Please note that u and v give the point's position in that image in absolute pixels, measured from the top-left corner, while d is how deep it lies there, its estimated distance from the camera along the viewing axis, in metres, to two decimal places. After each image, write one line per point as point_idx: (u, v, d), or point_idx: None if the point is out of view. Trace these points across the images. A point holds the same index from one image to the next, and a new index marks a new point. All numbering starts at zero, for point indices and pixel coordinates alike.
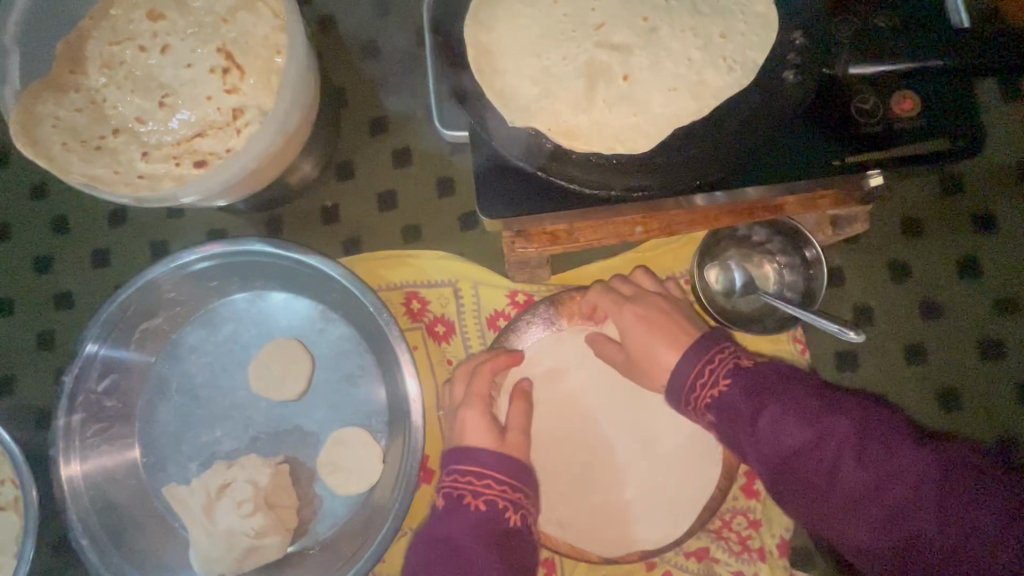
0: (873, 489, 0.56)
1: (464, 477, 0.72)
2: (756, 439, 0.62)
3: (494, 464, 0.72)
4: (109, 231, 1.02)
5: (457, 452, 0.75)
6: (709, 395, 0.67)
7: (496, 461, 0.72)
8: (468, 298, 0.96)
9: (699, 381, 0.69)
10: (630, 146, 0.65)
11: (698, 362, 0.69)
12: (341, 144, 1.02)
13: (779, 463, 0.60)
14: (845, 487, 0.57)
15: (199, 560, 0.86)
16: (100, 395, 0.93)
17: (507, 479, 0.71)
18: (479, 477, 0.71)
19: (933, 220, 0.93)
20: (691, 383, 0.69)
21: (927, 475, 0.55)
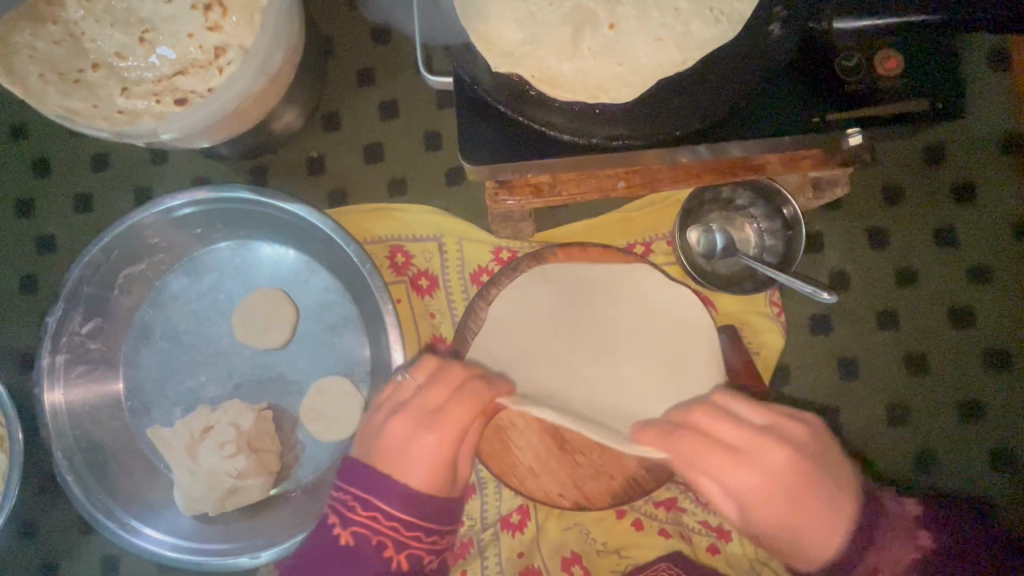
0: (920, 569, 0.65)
1: (376, 514, 0.69)
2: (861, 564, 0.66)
3: (415, 509, 0.69)
4: (91, 175, 1.01)
5: (373, 478, 0.70)
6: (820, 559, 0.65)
7: (406, 504, 0.69)
8: (452, 254, 0.97)
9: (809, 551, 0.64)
10: (613, 96, 0.65)
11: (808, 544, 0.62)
12: (328, 94, 1.01)
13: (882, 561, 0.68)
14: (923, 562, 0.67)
15: (182, 499, 0.89)
16: (84, 338, 0.93)
17: (426, 528, 0.70)
18: (387, 518, 0.69)
19: (914, 189, 0.94)
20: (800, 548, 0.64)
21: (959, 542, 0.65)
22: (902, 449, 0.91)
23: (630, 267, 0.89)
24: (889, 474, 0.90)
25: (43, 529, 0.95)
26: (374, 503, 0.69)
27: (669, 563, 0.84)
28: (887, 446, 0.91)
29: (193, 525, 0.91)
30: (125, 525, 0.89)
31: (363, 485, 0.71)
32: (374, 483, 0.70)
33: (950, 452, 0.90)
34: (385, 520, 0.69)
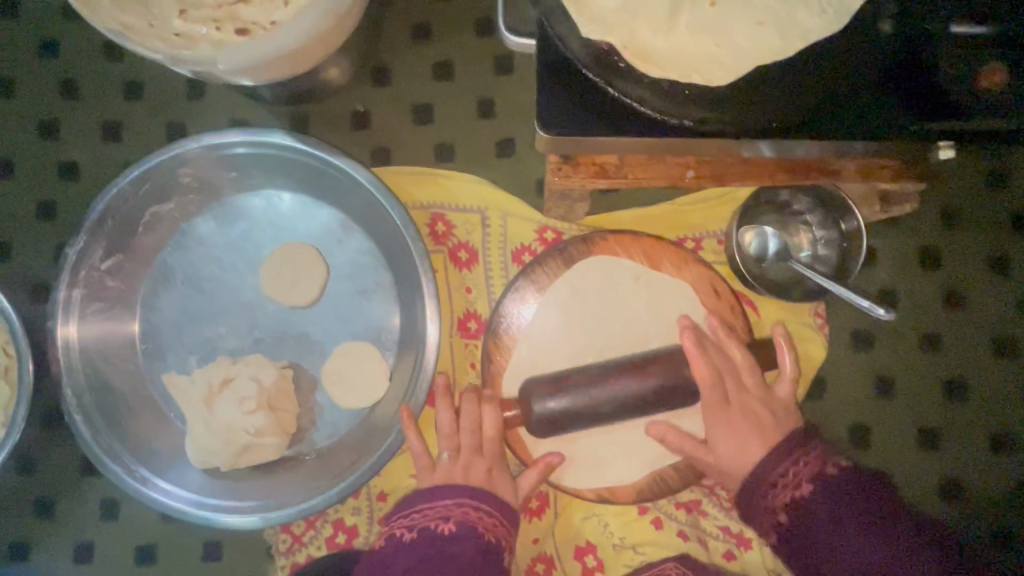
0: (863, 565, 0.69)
1: (431, 511, 0.74)
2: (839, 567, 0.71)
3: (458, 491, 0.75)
4: (122, 105, 0.96)
5: (422, 498, 0.76)
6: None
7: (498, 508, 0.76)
8: (495, 228, 0.93)
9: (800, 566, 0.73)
10: (707, 77, 0.61)
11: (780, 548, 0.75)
12: (382, 48, 0.97)
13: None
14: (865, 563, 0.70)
15: (194, 450, 0.86)
16: (103, 273, 0.90)
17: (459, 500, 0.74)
18: (460, 505, 0.74)
19: (974, 213, 0.92)
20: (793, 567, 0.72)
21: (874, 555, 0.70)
22: (932, 475, 0.90)
23: (680, 261, 0.86)
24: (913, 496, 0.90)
25: (43, 466, 0.92)
26: (442, 502, 0.75)
27: (676, 563, 0.82)
28: (916, 470, 0.90)
29: (202, 479, 0.88)
30: (132, 471, 0.85)
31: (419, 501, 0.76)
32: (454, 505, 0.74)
33: (977, 482, 0.90)
34: (455, 510, 0.74)
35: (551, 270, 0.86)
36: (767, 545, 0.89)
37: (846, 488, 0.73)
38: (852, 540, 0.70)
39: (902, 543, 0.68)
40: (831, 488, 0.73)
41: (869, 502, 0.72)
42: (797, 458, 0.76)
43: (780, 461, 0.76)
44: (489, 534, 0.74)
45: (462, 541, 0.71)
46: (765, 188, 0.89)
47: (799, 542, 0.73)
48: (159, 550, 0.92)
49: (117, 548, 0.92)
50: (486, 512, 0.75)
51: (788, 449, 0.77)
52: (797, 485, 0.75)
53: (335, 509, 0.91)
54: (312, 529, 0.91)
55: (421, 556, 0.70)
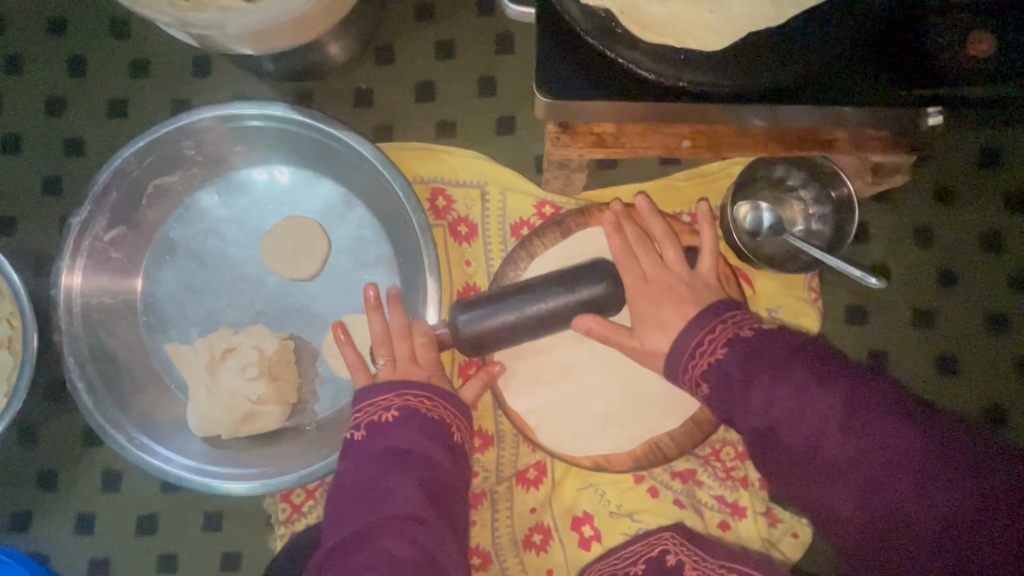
0: (843, 465, 0.55)
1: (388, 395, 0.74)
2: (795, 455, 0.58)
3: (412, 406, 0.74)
4: (128, 80, 0.97)
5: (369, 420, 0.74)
6: (752, 422, 0.62)
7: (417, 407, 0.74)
8: (495, 203, 0.95)
9: (703, 352, 0.66)
10: (702, 43, 0.62)
11: (700, 332, 0.67)
12: (383, 26, 0.98)
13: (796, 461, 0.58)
14: (830, 454, 0.56)
15: (196, 418, 0.86)
16: (107, 245, 0.91)
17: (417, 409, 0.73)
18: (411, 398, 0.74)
19: (966, 189, 0.94)
20: (693, 355, 0.67)
21: (904, 448, 0.53)
22: None
23: (677, 233, 0.87)
24: None
25: (45, 436, 0.93)
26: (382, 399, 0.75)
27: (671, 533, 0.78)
28: None
29: (203, 448, 0.89)
30: (134, 439, 0.86)
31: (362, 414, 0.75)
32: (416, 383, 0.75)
33: None
34: (398, 398, 0.74)
35: (549, 244, 0.87)
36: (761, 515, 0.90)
37: (759, 352, 0.63)
38: (828, 437, 0.56)
39: (937, 441, 0.53)
40: (766, 353, 0.62)
41: (882, 412, 0.55)
42: (716, 324, 0.67)
43: (690, 335, 0.68)
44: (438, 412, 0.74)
45: (408, 420, 0.72)
46: (760, 163, 0.90)
47: (721, 381, 0.64)
48: (160, 521, 0.93)
49: (118, 518, 0.92)
50: (435, 399, 0.75)
51: (700, 320, 0.69)
52: (715, 355, 0.65)
53: (335, 480, 0.92)
54: (312, 499, 0.92)
55: (395, 433, 0.71)
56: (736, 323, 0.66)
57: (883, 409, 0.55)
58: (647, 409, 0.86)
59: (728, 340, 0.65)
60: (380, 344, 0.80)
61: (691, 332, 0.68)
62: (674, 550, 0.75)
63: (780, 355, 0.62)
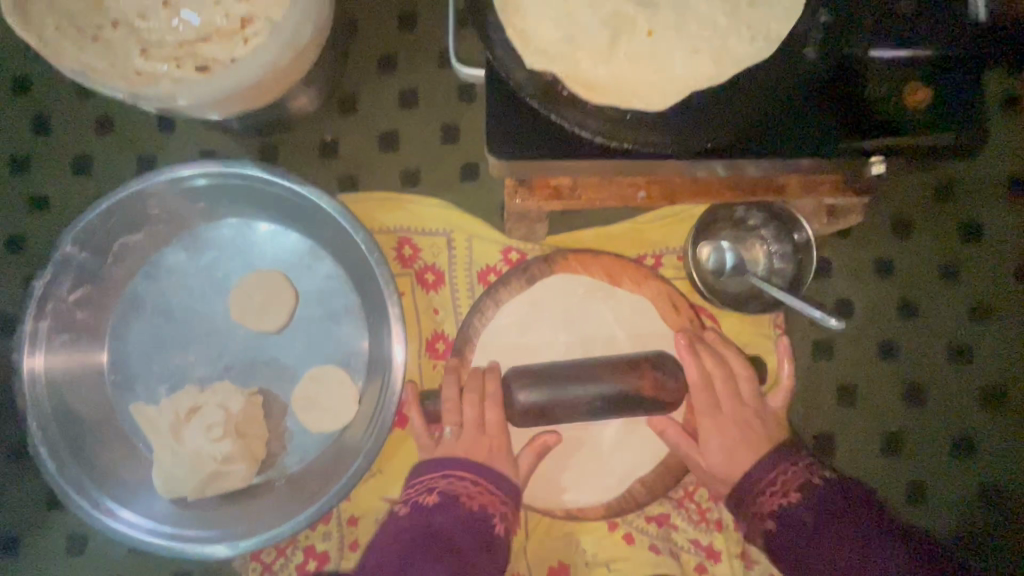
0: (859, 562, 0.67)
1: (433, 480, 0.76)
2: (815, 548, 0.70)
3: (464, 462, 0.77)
4: (93, 138, 0.98)
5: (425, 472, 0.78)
6: (776, 505, 0.74)
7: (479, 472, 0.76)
8: (461, 250, 0.95)
9: (768, 488, 0.75)
10: (646, 103, 0.64)
11: (773, 470, 0.76)
12: (347, 78, 1.00)
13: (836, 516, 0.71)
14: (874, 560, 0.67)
15: (161, 480, 0.85)
16: (71, 305, 0.90)
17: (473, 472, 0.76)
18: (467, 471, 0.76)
19: (923, 222, 0.95)
20: (760, 488, 0.76)
21: (876, 544, 0.68)
22: (897, 481, 0.91)
23: (640, 277, 0.88)
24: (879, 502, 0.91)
25: (8, 500, 0.91)
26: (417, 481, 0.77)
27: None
28: (880, 476, 0.91)
29: (169, 510, 0.87)
30: (99, 504, 0.85)
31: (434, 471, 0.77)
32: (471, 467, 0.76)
33: (942, 487, 0.91)
34: (440, 482, 0.75)
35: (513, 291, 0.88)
36: (737, 557, 0.89)
37: (812, 508, 0.72)
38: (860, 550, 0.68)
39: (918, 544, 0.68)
40: (831, 507, 0.71)
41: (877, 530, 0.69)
42: (786, 467, 0.75)
43: (767, 468, 0.76)
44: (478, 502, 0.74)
45: (450, 507, 0.72)
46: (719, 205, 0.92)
47: (789, 524, 0.72)
48: None
49: None
50: (467, 479, 0.75)
51: (775, 457, 0.77)
52: (786, 492, 0.74)
53: (306, 536, 0.91)
54: (283, 557, 0.90)
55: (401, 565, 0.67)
56: (808, 468, 0.75)
57: (872, 539, 0.69)
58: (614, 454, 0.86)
59: (799, 485, 0.74)
60: (446, 412, 0.82)
61: (768, 457, 0.77)
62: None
63: (839, 501, 0.72)
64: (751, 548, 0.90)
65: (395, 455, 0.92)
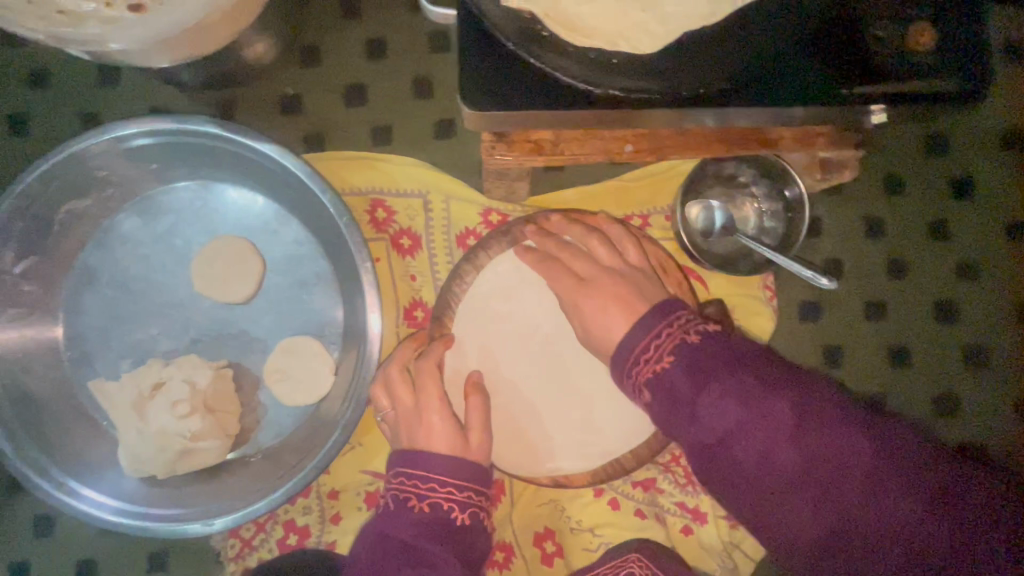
0: (800, 473, 0.59)
1: (433, 485, 0.70)
2: (731, 459, 0.61)
3: (451, 469, 0.71)
4: (27, 94, 0.89)
5: (412, 456, 0.73)
6: (652, 369, 0.69)
7: (461, 469, 0.72)
8: (438, 212, 0.90)
9: (646, 354, 0.70)
10: (633, 44, 0.58)
11: (647, 336, 0.71)
12: (306, 26, 0.91)
13: (714, 460, 0.62)
14: (781, 464, 0.59)
15: (129, 459, 0.81)
16: (17, 278, 0.84)
17: (464, 482, 0.71)
18: (429, 483, 0.71)
19: (916, 178, 0.92)
20: (637, 353, 0.70)
21: (861, 460, 0.57)
22: None
23: (625, 238, 0.84)
24: None
25: None
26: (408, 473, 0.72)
27: (637, 554, 0.81)
28: None
29: (141, 489, 0.84)
30: (62, 485, 0.80)
31: (421, 464, 0.72)
32: (403, 457, 0.73)
33: None
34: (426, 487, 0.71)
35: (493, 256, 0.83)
36: (722, 519, 0.89)
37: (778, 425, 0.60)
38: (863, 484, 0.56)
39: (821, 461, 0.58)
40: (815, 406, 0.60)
41: (903, 481, 0.56)
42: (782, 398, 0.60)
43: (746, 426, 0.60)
44: (463, 507, 0.70)
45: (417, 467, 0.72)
46: (709, 161, 0.88)
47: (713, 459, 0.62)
48: (101, 565, 0.88)
49: (56, 564, 0.87)
50: (470, 496, 0.71)
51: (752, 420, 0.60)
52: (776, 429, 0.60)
53: (285, 511, 0.88)
54: (262, 533, 0.88)
55: (419, 526, 0.68)
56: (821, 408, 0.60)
57: (834, 418, 0.60)
58: (602, 420, 0.84)
59: (672, 348, 0.68)
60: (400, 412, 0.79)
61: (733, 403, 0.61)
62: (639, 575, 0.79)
63: (725, 362, 0.64)
64: None
65: (375, 428, 0.89)
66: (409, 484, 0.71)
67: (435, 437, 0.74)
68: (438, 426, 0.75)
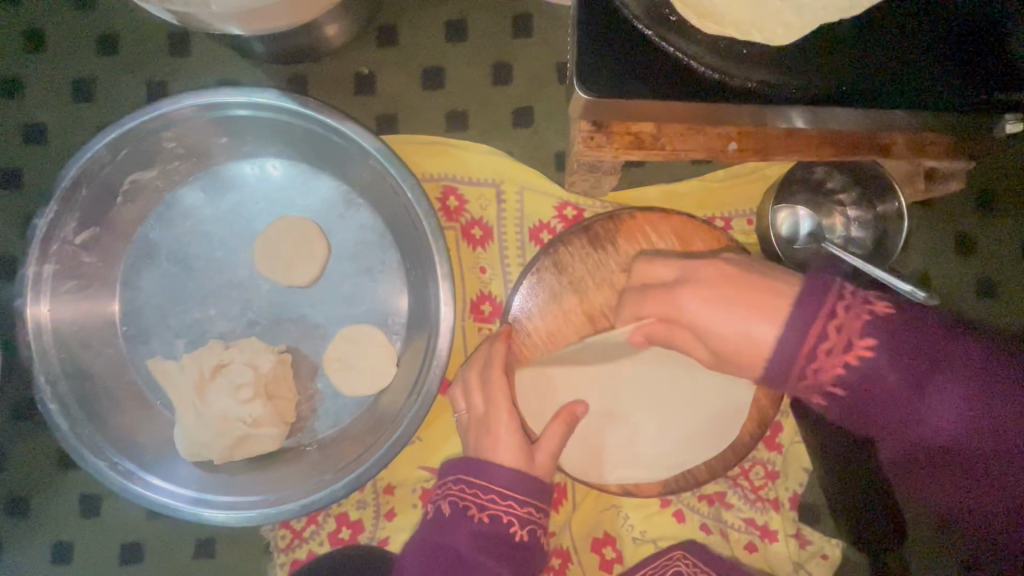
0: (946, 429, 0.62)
1: (494, 496, 0.68)
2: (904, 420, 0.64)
3: (517, 483, 0.69)
4: (95, 58, 0.86)
5: (474, 464, 0.70)
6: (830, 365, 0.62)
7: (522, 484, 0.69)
8: (512, 203, 0.86)
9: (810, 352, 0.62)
10: (768, 34, 0.55)
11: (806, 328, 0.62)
12: (385, 3, 0.88)
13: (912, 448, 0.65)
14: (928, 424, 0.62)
15: (186, 442, 0.78)
16: (77, 248, 0.81)
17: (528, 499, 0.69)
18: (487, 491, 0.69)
19: (1011, 195, 0.88)
20: (797, 354, 0.63)
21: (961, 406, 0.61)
22: None
23: (712, 240, 0.80)
24: None
25: (18, 456, 0.85)
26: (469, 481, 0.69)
27: (682, 552, 0.80)
28: None
29: (195, 473, 0.81)
30: (117, 465, 0.78)
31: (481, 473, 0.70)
32: (466, 466, 0.70)
33: None
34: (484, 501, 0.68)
35: (572, 252, 0.79)
36: (791, 538, 0.86)
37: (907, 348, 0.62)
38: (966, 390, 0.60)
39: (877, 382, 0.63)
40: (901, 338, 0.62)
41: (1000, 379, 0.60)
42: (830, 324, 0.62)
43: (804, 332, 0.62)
44: (527, 526, 0.68)
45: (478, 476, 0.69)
46: (800, 165, 0.84)
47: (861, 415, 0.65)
48: (148, 548, 0.85)
49: (101, 545, 0.85)
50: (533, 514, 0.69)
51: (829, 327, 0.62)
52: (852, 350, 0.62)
53: (338, 504, 0.85)
54: (314, 525, 0.85)
55: (479, 543, 0.66)
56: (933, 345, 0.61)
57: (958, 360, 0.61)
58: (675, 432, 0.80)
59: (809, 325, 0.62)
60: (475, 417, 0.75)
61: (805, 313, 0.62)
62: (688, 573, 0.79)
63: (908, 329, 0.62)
64: (804, 527, 0.87)
65: (435, 424, 0.86)
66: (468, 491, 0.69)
67: (502, 449, 0.71)
68: (505, 440, 0.71)
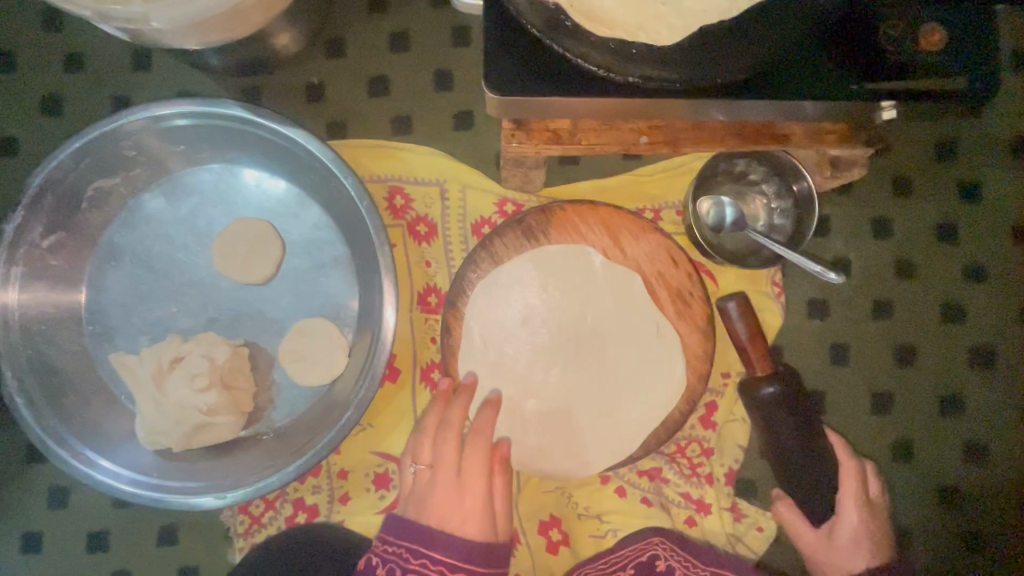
0: None
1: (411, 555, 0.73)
2: None
3: (448, 546, 0.73)
4: (62, 76, 0.92)
5: (424, 534, 0.74)
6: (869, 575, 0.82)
7: (465, 551, 0.72)
8: (454, 201, 0.92)
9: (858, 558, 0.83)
10: (653, 35, 0.59)
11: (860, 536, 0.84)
12: (332, 18, 0.94)
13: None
14: None
15: (145, 431, 0.83)
16: (44, 252, 0.86)
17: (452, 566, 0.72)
18: (419, 555, 0.73)
19: (923, 181, 0.94)
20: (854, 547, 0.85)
21: None
22: (883, 439, 0.92)
23: (639, 229, 0.85)
24: (866, 456, 0.92)
25: None
26: (406, 543, 0.74)
27: (660, 537, 0.85)
28: (869, 433, 0.92)
29: (155, 462, 0.85)
30: (79, 455, 0.82)
31: (413, 536, 0.74)
32: (416, 534, 0.74)
33: (929, 444, 0.92)
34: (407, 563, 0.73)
35: (507, 244, 0.85)
36: (726, 511, 0.90)
37: None
38: None
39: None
40: None
41: None
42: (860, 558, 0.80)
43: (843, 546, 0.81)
44: None
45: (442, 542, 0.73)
46: (721, 158, 0.90)
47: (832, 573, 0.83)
48: (112, 538, 0.89)
49: (68, 534, 0.89)
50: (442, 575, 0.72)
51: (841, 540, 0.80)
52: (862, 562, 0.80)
53: (295, 490, 0.89)
54: (272, 510, 0.89)
55: None
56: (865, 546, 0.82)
57: None
58: (616, 420, 0.86)
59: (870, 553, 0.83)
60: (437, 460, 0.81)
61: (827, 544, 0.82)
62: (664, 556, 0.83)
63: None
64: (740, 501, 0.91)
65: (386, 410, 0.90)
66: (409, 554, 0.73)
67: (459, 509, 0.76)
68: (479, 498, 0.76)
